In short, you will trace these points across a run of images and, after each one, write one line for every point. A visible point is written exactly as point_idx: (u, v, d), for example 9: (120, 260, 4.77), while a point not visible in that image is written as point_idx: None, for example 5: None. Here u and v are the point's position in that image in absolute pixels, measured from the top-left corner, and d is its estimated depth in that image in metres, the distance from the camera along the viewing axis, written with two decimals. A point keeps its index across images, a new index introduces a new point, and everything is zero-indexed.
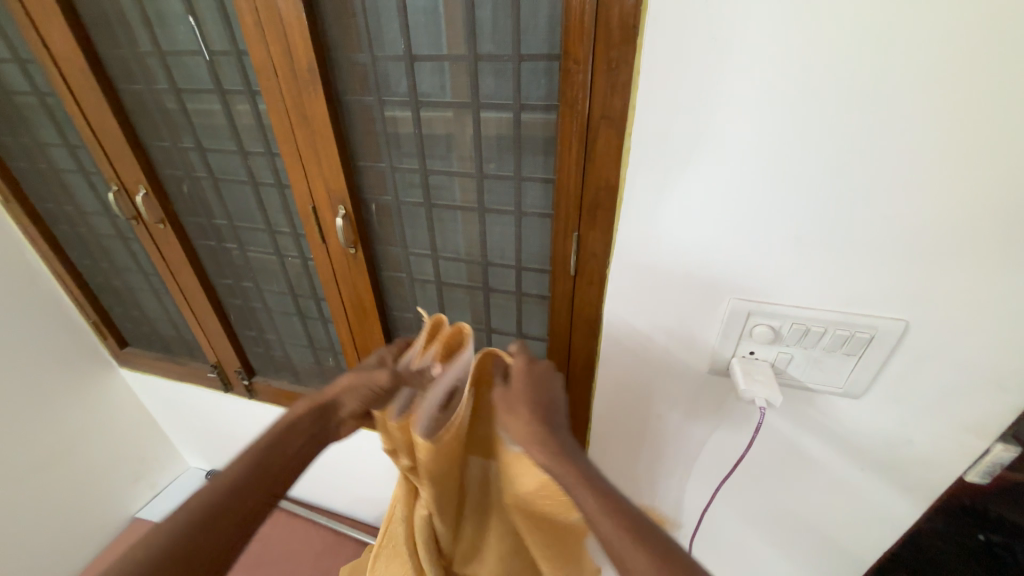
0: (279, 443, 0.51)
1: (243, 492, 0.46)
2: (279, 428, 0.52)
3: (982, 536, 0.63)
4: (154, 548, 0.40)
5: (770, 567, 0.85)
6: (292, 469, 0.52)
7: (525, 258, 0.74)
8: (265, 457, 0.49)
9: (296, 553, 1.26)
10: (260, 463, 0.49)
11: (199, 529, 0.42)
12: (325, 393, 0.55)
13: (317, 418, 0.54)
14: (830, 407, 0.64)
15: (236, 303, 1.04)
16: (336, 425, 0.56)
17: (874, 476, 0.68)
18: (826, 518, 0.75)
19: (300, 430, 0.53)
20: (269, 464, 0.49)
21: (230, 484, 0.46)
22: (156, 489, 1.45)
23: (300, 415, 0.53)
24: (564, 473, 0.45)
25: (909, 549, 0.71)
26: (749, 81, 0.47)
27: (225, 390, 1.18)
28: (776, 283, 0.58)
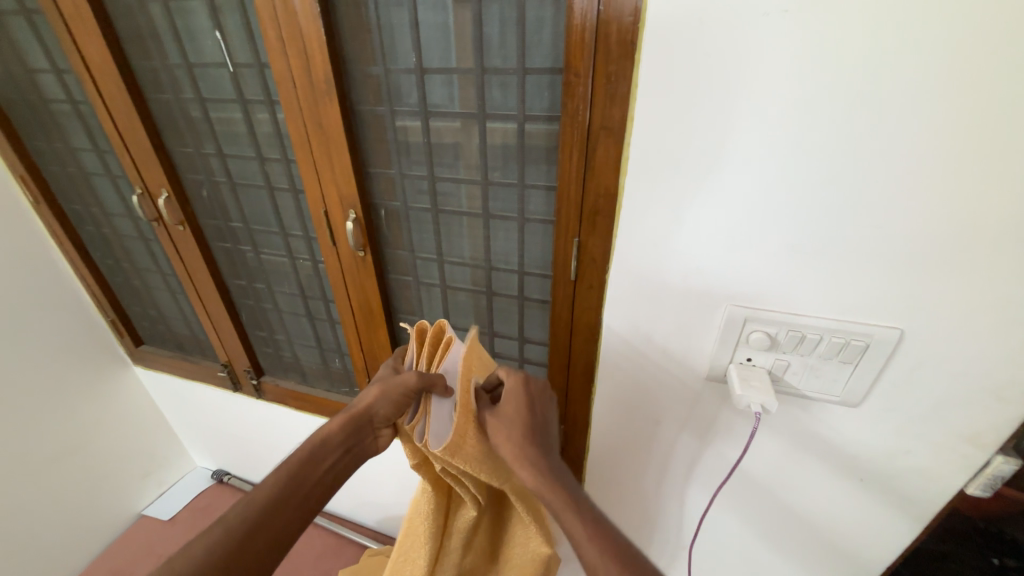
0: (317, 454, 0.54)
1: (282, 501, 0.49)
2: (316, 440, 0.55)
3: (996, 560, 0.62)
4: (198, 558, 0.42)
5: None
6: (331, 479, 0.54)
7: (528, 263, 0.76)
8: (303, 468, 0.52)
9: (298, 554, 1.27)
10: (298, 472, 0.51)
11: (241, 541, 0.44)
12: (355, 407, 0.56)
13: (351, 431, 0.56)
14: (827, 415, 0.65)
15: (248, 303, 1.08)
16: (372, 436, 0.58)
17: (873, 486, 0.68)
18: (825, 530, 0.75)
19: (334, 443, 0.55)
20: (305, 474, 0.52)
21: (271, 496, 0.48)
22: (163, 487, 1.47)
23: (334, 429, 0.56)
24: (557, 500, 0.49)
25: (911, 561, 0.71)
26: (743, 97, 0.50)
27: (234, 389, 1.20)
28: (772, 289, 0.59)
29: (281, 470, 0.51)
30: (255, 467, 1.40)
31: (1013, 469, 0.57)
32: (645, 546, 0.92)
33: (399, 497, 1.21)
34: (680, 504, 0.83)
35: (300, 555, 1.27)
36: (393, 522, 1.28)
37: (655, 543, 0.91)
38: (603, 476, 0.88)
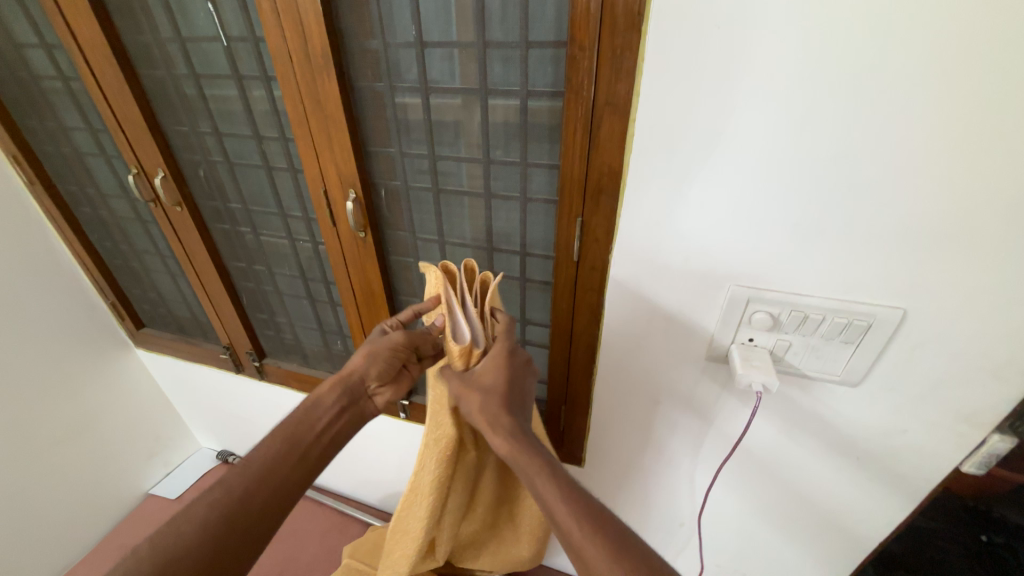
0: (308, 416, 0.57)
1: (280, 469, 0.52)
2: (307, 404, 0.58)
3: (984, 538, 0.64)
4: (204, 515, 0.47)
5: (765, 555, 0.87)
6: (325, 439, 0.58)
7: (530, 244, 0.75)
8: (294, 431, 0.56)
9: (303, 531, 1.30)
10: (292, 438, 0.55)
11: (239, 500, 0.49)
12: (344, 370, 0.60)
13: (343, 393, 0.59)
14: (826, 395, 0.65)
15: (249, 285, 1.07)
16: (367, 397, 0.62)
17: (870, 464, 0.69)
18: (821, 507, 0.76)
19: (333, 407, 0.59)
20: (300, 439, 0.55)
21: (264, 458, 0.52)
22: (169, 467, 1.50)
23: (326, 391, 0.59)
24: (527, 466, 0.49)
25: (903, 536, 0.72)
26: (752, 71, 0.48)
27: (236, 371, 1.21)
28: (776, 270, 0.59)
29: (275, 441, 0.54)
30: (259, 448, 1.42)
31: (1009, 447, 0.58)
32: (643, 522, 0.94)
33: (402, 476, 1.23)
34: (679, 481, 0.84)
35: (306, 531, 1.30)
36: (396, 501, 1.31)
37: (653, 520, 0.93)
38: (603, 455, 0.89)
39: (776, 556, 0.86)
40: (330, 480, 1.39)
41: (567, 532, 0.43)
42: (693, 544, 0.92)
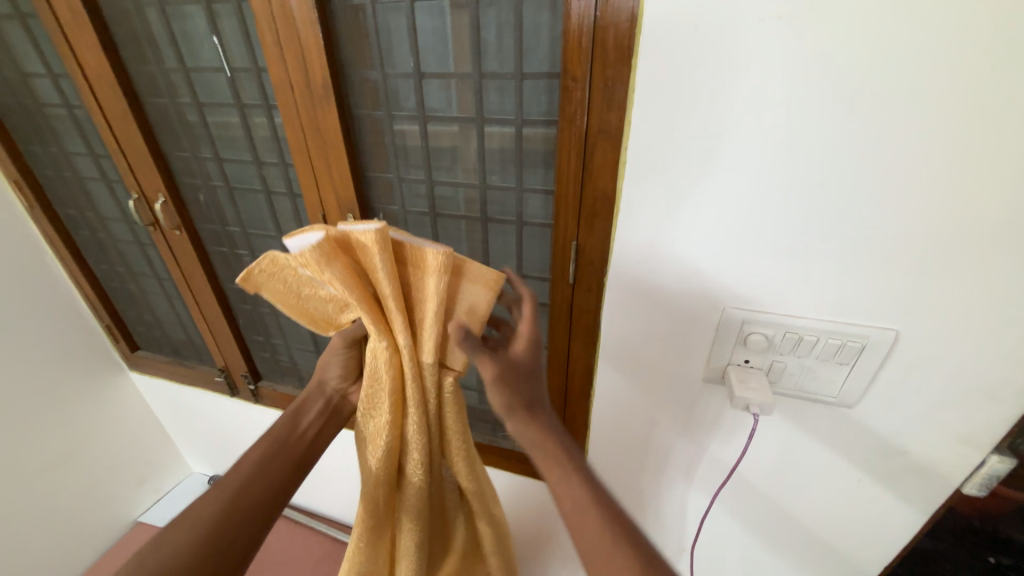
0: (294, 424, 0.58)
1: (266, 468, 0.53)
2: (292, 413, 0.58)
3: (992, 559, 0.64)
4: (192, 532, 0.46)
5: None
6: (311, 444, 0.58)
7: (526, 267, 0.76)
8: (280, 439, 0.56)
9: (296, 560, 1.27)
10: (277, 445, 0.55)
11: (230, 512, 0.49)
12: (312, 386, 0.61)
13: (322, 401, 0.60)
14: (824, 417, 0.65)
15: (246, 307, 1.07)
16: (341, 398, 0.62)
17: (870, 486, 0.68)
18: (824, 532, 0.75)
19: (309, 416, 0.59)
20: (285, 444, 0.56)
21: (254, 468, 0.52)
22: (159, 494, 1.46)
23: (304, 402, 0.59)
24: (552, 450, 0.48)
25: (907, 561, 0.71)
26: (738, 100, 0.50)
27: (231, 394, 1.20)
28: (769, 292, 0.60)
29: (264, 441, 0.55)
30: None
31: (1008, 468, 0.58)
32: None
33: None
34: (678, 505, 0.83)
35: (299, 560, 1.26)
36: None
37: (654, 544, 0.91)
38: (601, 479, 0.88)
39: None
40: (323, 506, 1.36)
41: (581, 522, 0.44)
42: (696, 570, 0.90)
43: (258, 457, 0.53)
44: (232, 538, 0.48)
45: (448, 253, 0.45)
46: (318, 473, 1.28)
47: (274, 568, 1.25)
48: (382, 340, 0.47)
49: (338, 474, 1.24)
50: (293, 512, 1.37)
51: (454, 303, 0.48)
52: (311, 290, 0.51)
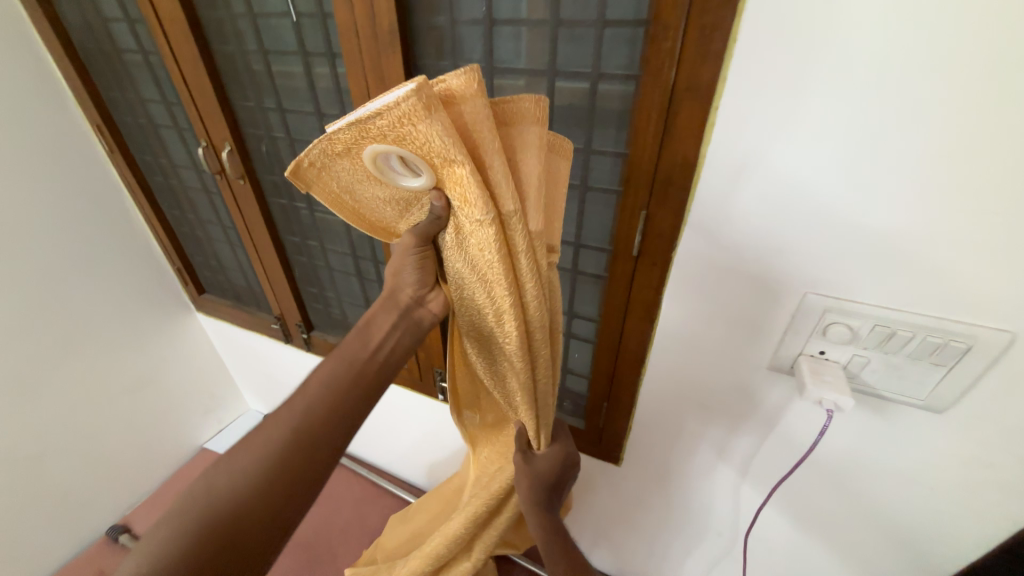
0: (363, 338, 0.46)
1: (335, 396, 0.42)
2: (362, 324, 0.47)
3: None
4: (248, 480, 0.38)
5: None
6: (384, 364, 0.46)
7: (585, 235, 0.73)
8: (349, 359, 0.45)
9: (339, 496, 1.37)
10: (347, 365, 0.44)
11: (290, 459, 0.39)
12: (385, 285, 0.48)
13: (397, 306, 0.48)
14: (902, 419, 0.60)
15: (302, 259, 1.11)
16: (421, 304, 0.49)
17: (942, 497, 0.63)
18: (878, 534, 0.71)
19: (381, 342, 0.46)
20: (356, 364, 0.45)
21: (315, 400, 0.42)
22: (221, 424, 1.61)
23: (378, 311, 0.47)
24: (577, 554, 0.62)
25: None
26: (865, 57, 0.43)
27: (286, 341, 1.27)
28: (863, 280, 0.53)
29: (330, 362, 0.44)
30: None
31: None
32: (679, 525, 0.92)
33: (434, 456, 1.26)
34: (722, 487, 0.82)
35: (341, 497, 1.36)
36: (427, 479, 1.34)
37: (688, 523, 0.91)
38: (641, 455, 0.87)
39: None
40: (365, 451, 1.44)
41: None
42: (728, 553, 0.89)
43: (323, 384, 0.43)
44: (297, 491, 0.39)
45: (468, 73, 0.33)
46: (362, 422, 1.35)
47: (321, 501, 1.36)
48: (484, 214, 0.37)
49: (380, 424, 1.31)
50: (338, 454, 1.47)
51: (528, 154, 0.39)
52: (370, 186, 0.42)
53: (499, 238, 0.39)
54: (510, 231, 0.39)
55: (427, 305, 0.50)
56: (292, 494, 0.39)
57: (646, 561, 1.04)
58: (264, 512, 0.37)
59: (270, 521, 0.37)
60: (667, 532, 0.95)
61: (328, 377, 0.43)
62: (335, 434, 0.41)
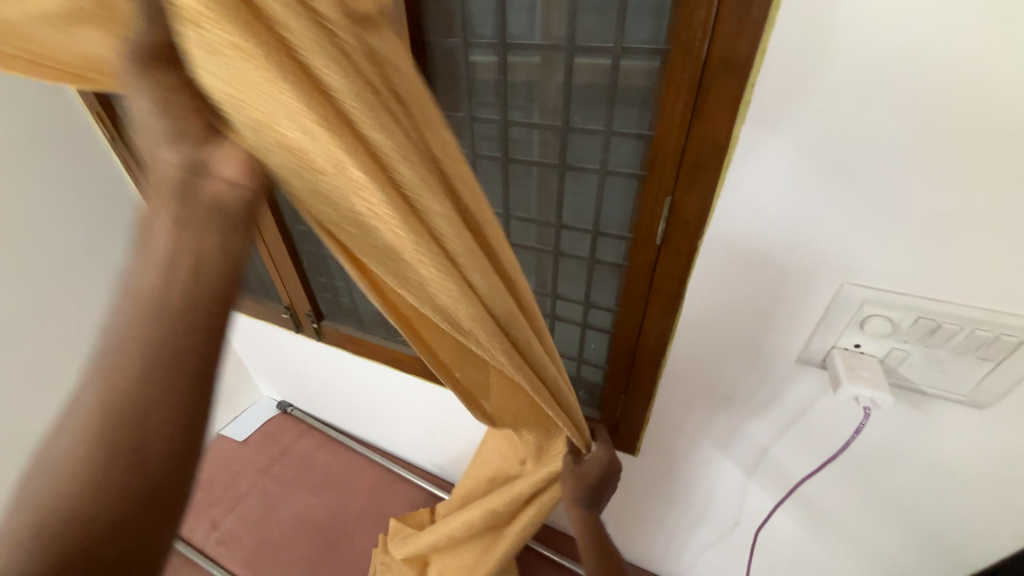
0: (150, 255, 0.37)
1: (144, 348, 0.35)
2: (142, 243, 0.37)
3: None
4: (81, 473, 0.32)
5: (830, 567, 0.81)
6: (201, 281, 0.36)
7: (604, 222, 0.69)
8: (144, 292, 0.36)
9: (354, 482, 1.38)
10: (144, 301, 0.36)
11: (119, 431, 0.33)
12: (151, 169, 0.36)
13: (188, 201, 0.35)
14: (941, 414, 0.57)
15: (309, 248, 1.09)
16: (192, 173, 0.35)
17: (980, 493, 0.60)
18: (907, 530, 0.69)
19: (169, 268, 0.36)
20: (157, 296, 0.36)
21: (132, 361, 0.35)
22: (236, 411, 1.63)
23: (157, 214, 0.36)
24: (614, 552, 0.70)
25: None
26: (929, 29, 0.39)
27: (296, 330, 1.26)
28: (908, 268, 0.50)
29: (123, 305, 0.36)
30: (316, 401, 1.52)
31: None
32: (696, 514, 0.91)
33: (447, 444, 1.26)
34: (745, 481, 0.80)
35: (355, 483, 1.38)
36: (441, 465, 1.35)
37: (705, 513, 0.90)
38: (659, 445, 0.86)
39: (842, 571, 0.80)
40: (378, 438, 1.45)
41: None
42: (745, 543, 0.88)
43: (124, 336, 0.35)
44: (142, 467, 0.33)
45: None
46: (375, 410, 1.35)
47: (336, 487, 1.38)
48: (333, 133, 0.34)
49: (392, 412, 1.30)
50: (351, 441, 1.48)
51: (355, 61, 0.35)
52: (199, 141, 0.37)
53: (371, 164, 0.36)
54: (377, 145, 0.36)
55: (214, 170, 0.35)
56: (137, 470, 0.33)
57: (660, 550, 1.03)
58: (108, 503, 0.32)
59: (129, 506, 0.32)
60: (683, 521, 0.94)
61: (134, 327, 0.35)
62: (154, 388, 0.34)
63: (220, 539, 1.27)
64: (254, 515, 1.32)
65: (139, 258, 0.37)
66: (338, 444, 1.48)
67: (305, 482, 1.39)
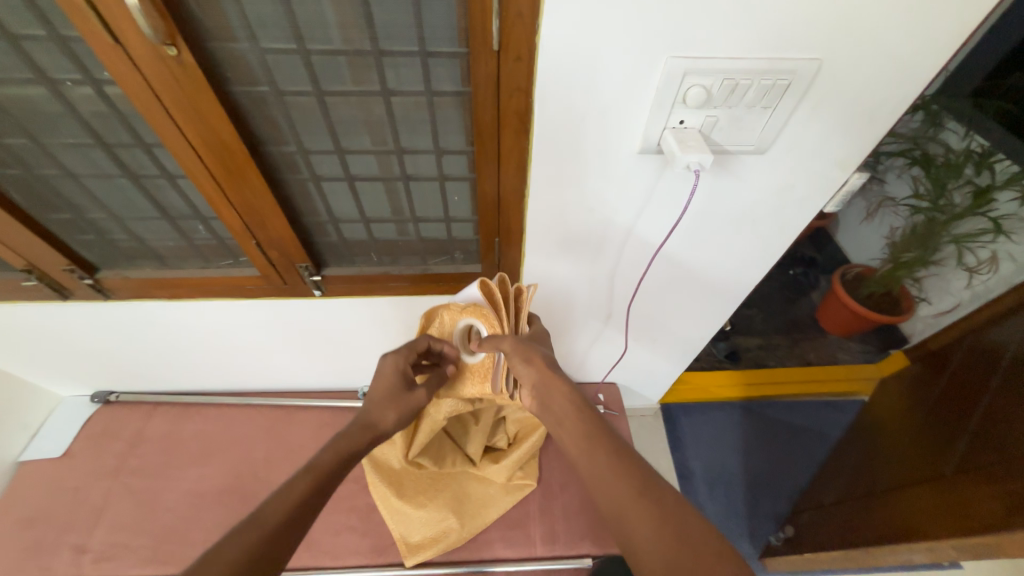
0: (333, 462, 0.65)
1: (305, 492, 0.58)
2: (327, 451, 0.65)
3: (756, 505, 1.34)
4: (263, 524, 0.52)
5: (676, 322, 1.04)
6: (331, 481, 0.62)
7: (429, 38, 0.59)
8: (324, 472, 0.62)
9: (245, 434, 1.24)
10: (340, 456, 0.66)
11: (264, 545, 0.51)
12: (358, 426, 0.71)
13: (361, 433, 0.71)
14: (740, 167, 0.70)
15: (14, 173, 0.72)
16: (380, 424, 0.74)
17: (762, 224, 0.80)
18: (720, 272, 0.91)
19: (354, 437, 0.70)
20: (343, 459, 0.66)
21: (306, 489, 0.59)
22: (33, 429, 1.23)
23: (342, 440, 0.68)
24: (551, 390, 0.71)
25: None
26: None
27: (63, 298, 0.91)
28: (714, 28, 0.54)
29: (322, 455, 0.65)
30: (152, 374, 1.23)
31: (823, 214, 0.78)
32: (583, 322, 1.04)
33: (335, 357, 1.18)
34: (615, 279, 0.91)
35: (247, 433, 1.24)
36: (341, 377, 1.29)
37: (588, 322, 1.04)
38: (541, 278, 0.91)
39: (683, 321, 1.04)
40: (254, 382, 1.29)
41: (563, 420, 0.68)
42: (618, 332, 1.07)
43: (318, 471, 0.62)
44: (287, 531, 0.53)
45: (493, 311, 0.79)
46: (235, 354, 1.15)
47: (226, 445, 1.22)
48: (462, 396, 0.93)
49: (258, 350, 1.13)
50: (221, 398, 1.29)
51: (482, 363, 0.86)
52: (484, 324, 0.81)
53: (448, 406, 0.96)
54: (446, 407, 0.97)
55: None
56: (264, 540, 0.51)
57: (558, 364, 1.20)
58: (269, 534, 0.52)
59: (285, 533, 0.53)
60: (574, 335, 1.08)
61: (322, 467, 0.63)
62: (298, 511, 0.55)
63: (97, 557, 1.05)
64: (133, 516, 1.10)
65: (372, 406, 0.74)
66: (206, 406, 1.28)
67: (185, 457, 1.19)
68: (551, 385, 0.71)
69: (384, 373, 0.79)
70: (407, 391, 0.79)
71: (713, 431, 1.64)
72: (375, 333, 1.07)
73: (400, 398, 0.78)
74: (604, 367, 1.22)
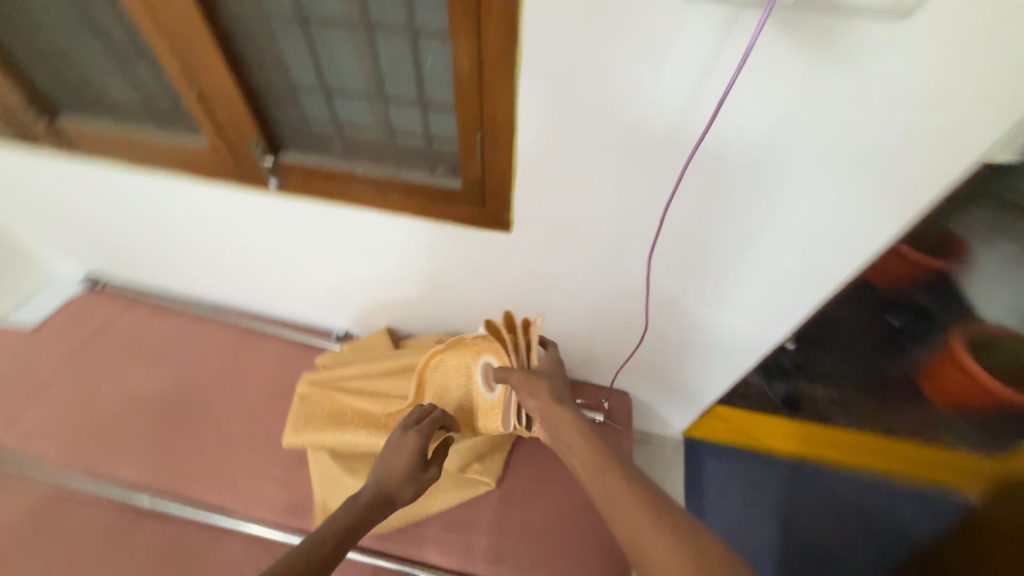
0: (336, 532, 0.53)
1: (297, 568, 0.46)
2: (332, 523, 0.54)
3: None
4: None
5: (711, 302, 0.80)
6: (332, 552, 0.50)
7: None
8: (321, 541, 0.51)
9: (203, 346, 1.15)
10: (344, 528, 0.54)
11: None
12: (371, 496, 0.60)
13: (374, 507, 0.59)
14: (827, 31, 0.48)
15: None
16: (395, 496, 0.62)
17: (854, 148, 0.56)
18: (792, 219, 0.65)
19: (366, 510, 0.58)
20: (350, 528, 0.55)
21: (301, 557, 0.48)
22: (24, 298, 1.23)
23: (351, 513, 0.57)
24: (555, 415, 0.62)
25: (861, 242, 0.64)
26: None
27: (30, 144, 0.87)
28: None
29: (326, 525, 0.54)
30: (137, 266, 1.20)
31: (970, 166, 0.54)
32: (593, 272, 0.80)
33: (301, 281, 1.05)
34: (638, 204, 0.69)
35: (207, 345, 1.15)
36: (310, 311, 1.16)
37: (592, 280, 0.82)
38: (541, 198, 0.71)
39: (722, 303, 0.79)
40: (229, 296, 1.21)
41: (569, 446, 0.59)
42: (631, 303, 0.84)
43: (321, 537, 0.51)
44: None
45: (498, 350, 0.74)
46: (203, 256, 1.06)
47: (182, 352, 1.13)
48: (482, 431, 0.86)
49: (227, 256, 1.04)
50: (196, 307, 1.22)
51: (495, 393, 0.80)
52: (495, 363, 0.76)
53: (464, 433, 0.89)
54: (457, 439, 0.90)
55: None
56: None
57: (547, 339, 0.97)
58: None
59: None
60: (578, 291, 0.85)
61: (319, 537, 0.51)
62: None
63: (21, 432, 0.97)
64: (68, 398, 1.03)
65: (386, 471, 0.63)
66: (180, 313, 1.21)
67: (139, 354, 1.12)
68: (561, 409, 0.63)
69: (404, 432, 0.68)
70: (427, 462, 0.66)
71: (741, 486, 1.31)
72: (337, 250, 0.91)
73: (421, 469, 0.65)
74: (610, 360, 0.98)
